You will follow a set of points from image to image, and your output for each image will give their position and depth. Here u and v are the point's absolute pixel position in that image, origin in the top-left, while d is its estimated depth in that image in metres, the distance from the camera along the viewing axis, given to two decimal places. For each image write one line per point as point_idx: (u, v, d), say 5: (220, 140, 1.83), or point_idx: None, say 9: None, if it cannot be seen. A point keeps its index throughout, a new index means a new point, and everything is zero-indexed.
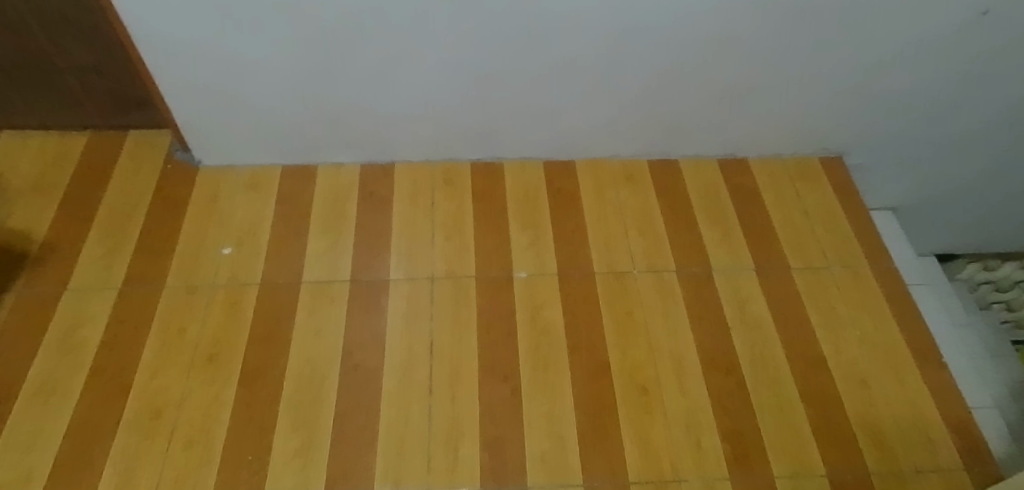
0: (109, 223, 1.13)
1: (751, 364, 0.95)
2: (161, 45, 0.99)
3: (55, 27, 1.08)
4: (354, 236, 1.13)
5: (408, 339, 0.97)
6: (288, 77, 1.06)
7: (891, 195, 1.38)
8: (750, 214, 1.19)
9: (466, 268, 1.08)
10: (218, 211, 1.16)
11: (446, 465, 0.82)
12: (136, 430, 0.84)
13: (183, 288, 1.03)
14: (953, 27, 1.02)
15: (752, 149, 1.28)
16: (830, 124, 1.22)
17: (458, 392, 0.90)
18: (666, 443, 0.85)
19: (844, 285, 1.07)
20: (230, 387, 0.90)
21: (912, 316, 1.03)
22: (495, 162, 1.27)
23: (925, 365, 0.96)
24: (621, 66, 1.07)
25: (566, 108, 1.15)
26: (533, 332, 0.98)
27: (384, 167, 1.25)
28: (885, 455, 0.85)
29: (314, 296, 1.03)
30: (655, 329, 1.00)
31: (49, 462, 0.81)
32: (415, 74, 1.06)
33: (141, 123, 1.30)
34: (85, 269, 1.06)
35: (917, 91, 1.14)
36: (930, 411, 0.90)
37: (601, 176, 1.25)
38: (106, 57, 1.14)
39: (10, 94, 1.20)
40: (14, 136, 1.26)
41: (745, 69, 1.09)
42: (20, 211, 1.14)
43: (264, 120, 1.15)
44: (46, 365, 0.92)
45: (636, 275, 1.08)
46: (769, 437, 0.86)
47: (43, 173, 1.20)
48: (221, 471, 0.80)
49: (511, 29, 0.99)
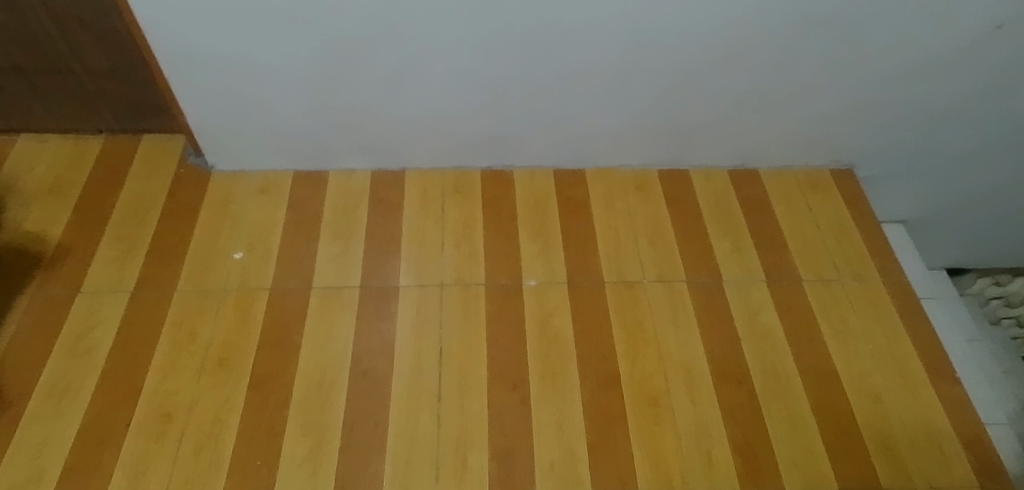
0: (123, 226, 1.14)
1: (762, 376, 0.94)
2: (178, 50, 1.00)
3: (74, 31, 1.10)
4: (363, 241, 1.13)
5: (417, 346, 0.97)
6: (302, 83, 1.07)
7: (902, 207, 1.37)
8: (761, 225, 1.19)
9: (476, 275, 1.08)
10: (230, 216, 1.17)
11: (455, 472, 0.81)
12: (146, 432, 0.85)
13: (194, 292, 1.04)
14: (967, 39, 1.02)
15: (762, 160, 1.28)
16: (840, 136, 1.22)
17: (467, 400, 0.90)
18: (676, 455, 0.84)
19: (856, 297, 1.07)
20: (240, 391, 0.90)
21: (924, 330, 1.02)
22: (505, 170, 1.27)
23: (938, 380, 0.95)
24: (632, 75, 1.08)
25: (577, 117, 1.16)
26: (543, 340, 0.98)
27: (395, 174, 1.26)
28: (898, 469, 0.84)
29: (323, 301, 1.03)
30: (665, 339, 0.99)
31: (60, 463, 0.81)
32: (427, 82, 1.07)
33: (154, 128, 1.30)
34: (98, 272, 1.06)
35: (928, 104, 1.14)
36: (943, 426, 0.89)
37: (611, 185, 1.25)
38: (123, 61, 1.16)
39: (29, 98, 1.21)
40: (30, 139, 1.27)
41: (756, 79, 1.09)
42: (35, 213, 1.15)
43: (277, 126, 1.16)
44: (59, 365, 0.93)
45: (646, 284, 1.08)
46: (780, 450, 0.85)
47: (59, 176, 1.21)
48: (231, 475, 0.80)
49: (524, 37, 0.99)
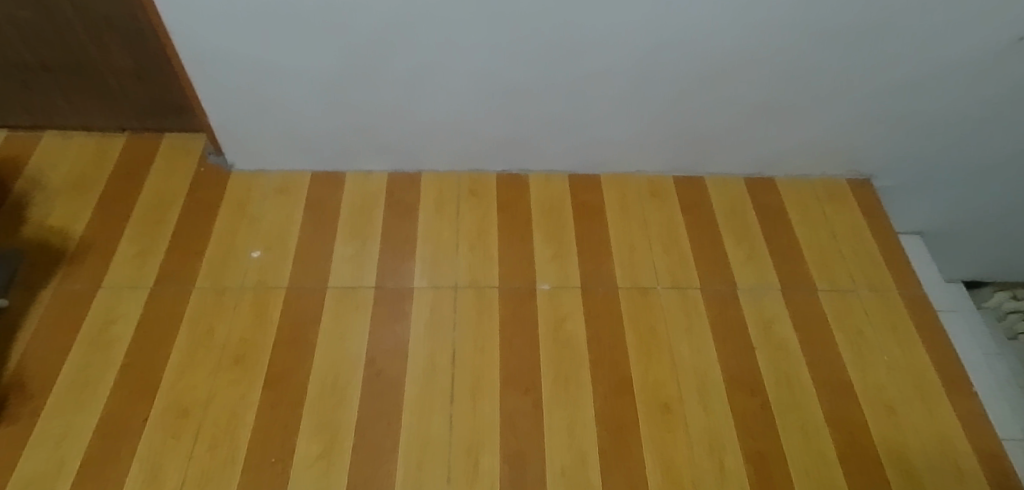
0: (143, 224, 1.15)
1: (776, 386, 0.94)
2: (202, 50, 1.02)
3: (101, 32, 1.12)
4: (379, 242, 1.14)
5: (431, 348, 0.98)
6: (322, 86, 1.08)
7: (920, 218, 1.36)
8: (776, 234, 1.18)
9: (490, 278, 1.08)
10: (249, 214, 1.18)
11: (468, 475, 0.82)
12: (163, 427, 0.86)
13: (213, 289, 1.05)
14: (987, 51, 1.01)
15: (779, 169, 1.27)
16: (857, 146, 1.21)
17: (480, 403, 0.90)
18: (688, 463, 0.84)
19: (871, 308, 1.06)
20: (256, 388, 0.91)
21: (942, 344, 1.01)
22: (522, 175, 1.28)
23: (955, 394, 0.94)
24: (650, 81, 1.08)
25: (594, 123, 1.16)
26: (556, 344, 0.98)
27: (411, 176, 1.27)
28: (912, 483, 0.83)
29: (339, 301, 1.04)
30: (679, 346, 0.99)
31: (79, 456, 0.82)
32: (446, 85, 1.08)
33: (176, 127, 1.33)
34: (119, 267, 1.08)
35: (948, 114, 1.13)
36: (959, 440, 0.88)
37: (627, 191, 1.25)
38: (147, 60, 1.18)
39: (55, 96, 1.24)
40: (55, 136, 1.30)
41: (776, 87, 1.09)
42: (59, 209, 1.17)
43: (297, 127, 1.17)
44: (79, 360, 0.94)
45: (660, 291, 1.07)
46: (794, 460, 0.85)
47: (82, 172, 1.23)
48: (245, 472, 0.81)
49: (542, 42, 1.00)
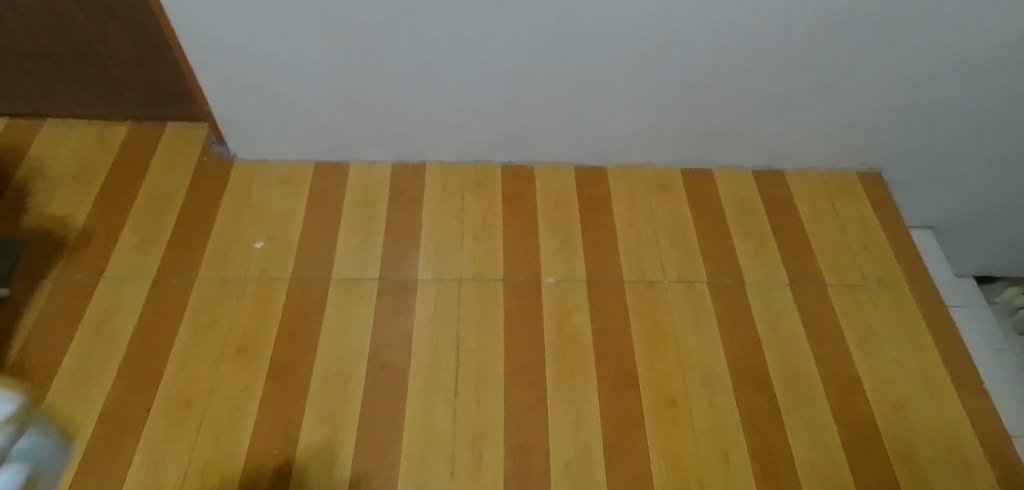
0: (145, 213, 1.15)
1: (784, 382, 0.93)
2: (203, 38, 1.00)
3: (101, 17, 1.10)
4: (383, 234, 1.13)
5: (435, 340, 0.97)
6: (327, 75, 1.06)
7: (932, 212, 1.34)
8: (784, 228, 1.17)
9: (494, 271, 1.07)
10: (252, 204, 1.17)
11: (470, 468, 0.82)
12: (166, 418, 0.86)
13: (215, 280, 1.04)
14: (1003, 43, 0.99)
15: (789, 162, 1.25)
16: (869, 138, 1.19)
17: (484, 396, 0.89)
18: (693, 458, 0.84)
19: (881, 303, 1.05)
20: (259, 380, 0.90)
21: (952, 340, 1.00)
22: (527, 166, 1.26)
23: (966, 391, 0.93)
24: (661, 71, 1.06)
25: (600, 114, 1.14)
26: (561, 338, 0.97)
27: (415, 167, 1.25)
28: (919, 479, 0.83)
29: (342, 293, 1.03)
30: (686, 341, 0.98)
31: (82, 447, 0.82)
32: (453, 76, 1.06)
33: (178, 116, 1.31)
34: (121, 257, 1.07)
35: (962, 107, 1.11)
36: (969, 438, 0.88)
37: (634, 184, 1.23)
38: (148, 48, 1.16)
39: (56, 84, 1.23)
40: (56, 125, 1.28)
41: (789, 78, 1.07)
42: (60, 199, 1.16)
43: (300, 117, 1.15)
44: (81, 350, 0.94)
45: (666, 285, 1.06)
46: (800, 456, 0.84)
47: (83, 162, 1.23)
48: (247, 464, 0.81)
49: (549, 31, 0.98)
